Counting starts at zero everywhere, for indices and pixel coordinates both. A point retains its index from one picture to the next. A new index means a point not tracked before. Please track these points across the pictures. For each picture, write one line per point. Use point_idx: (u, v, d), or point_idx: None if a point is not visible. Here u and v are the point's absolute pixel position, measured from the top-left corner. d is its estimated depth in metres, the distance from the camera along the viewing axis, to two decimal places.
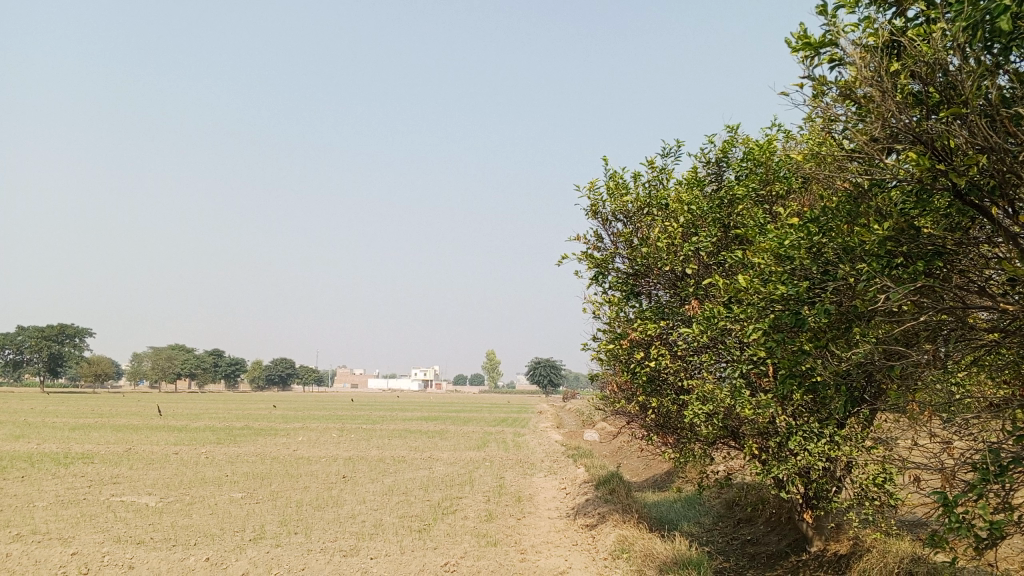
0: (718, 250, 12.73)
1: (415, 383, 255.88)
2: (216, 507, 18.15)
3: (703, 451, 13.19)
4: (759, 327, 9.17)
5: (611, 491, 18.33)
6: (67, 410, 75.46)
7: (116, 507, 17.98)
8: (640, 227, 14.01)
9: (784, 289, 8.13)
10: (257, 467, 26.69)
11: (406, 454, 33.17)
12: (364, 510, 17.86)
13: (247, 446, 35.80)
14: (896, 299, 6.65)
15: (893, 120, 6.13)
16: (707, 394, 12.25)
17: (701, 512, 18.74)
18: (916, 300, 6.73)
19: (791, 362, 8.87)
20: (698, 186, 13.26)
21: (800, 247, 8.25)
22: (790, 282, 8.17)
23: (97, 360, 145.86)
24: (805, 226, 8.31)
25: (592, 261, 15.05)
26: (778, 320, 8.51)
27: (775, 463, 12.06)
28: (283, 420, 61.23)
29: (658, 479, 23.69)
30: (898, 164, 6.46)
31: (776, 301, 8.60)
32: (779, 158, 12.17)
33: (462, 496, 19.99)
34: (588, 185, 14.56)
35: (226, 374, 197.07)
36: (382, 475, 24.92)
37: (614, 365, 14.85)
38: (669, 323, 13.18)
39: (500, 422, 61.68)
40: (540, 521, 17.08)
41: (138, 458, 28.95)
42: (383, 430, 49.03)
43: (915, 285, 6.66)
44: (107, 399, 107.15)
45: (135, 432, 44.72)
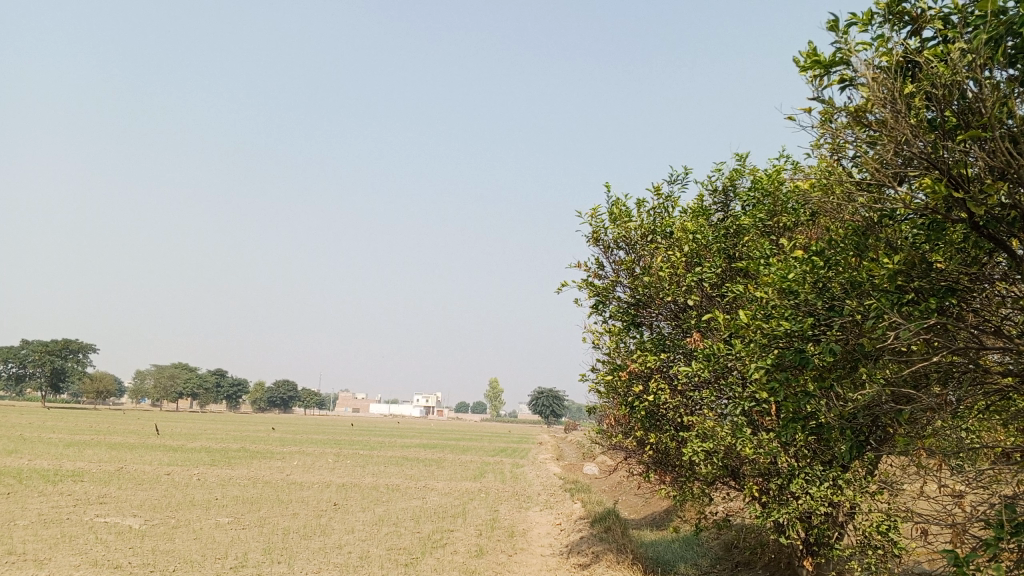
0: (721, 282, 12.39)
1: (417, 410, 254.52)
2: (200, 532, 17.71)
3: (701, 491, 12.74)
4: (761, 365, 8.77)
5: (606, 529, 17.82)
6: (66, 426, 75.07)
7: (99, 528, 17.56)
8: (642, 255, 13.67)
9: (786, 325, 7.74)
10: (247, 491, 26.22)
11: (401, 482, 32.65)
12: (351, 540, 17.39)
13: (240, 469, 35.29)
14: (908, 336, 6.26)
15: (908, 144, 5.86)
16: (706, 431, 11.84)
17: (698, 553, 18.21)
18: (928, 339, 6.36)
19: (793, 402, 8.45)
20: (704, 216, 12.95)
21: (805, 281, 7.90)
22: (794, 318, 7.78)
23: (99, 376, 145.48)
24: (811, 259, 7.95)
25: (592, 290, 14.71)
26: (781, 357, 8.10)
27: (776, 507, 11.62)
28: (280, 443, 60.70)
29: (656, 517, 23.16)
30: (910, 193, 6.18)
31: (778, 337, 8.20)
32: (787, 188, 11.93)
33: (453, 529, 19.49)
34: (590, 211, 14.26)
35: (228, 395, 196.51)
36: (374, 503, 24.42)
37: (612, 398, 14.46)
38: (670, 355, 12.82)
39: (500, 452, 61.05)
40: (531, 558, 16.59)
41: (128, 478, 28.50)
42: (380, 457, 48.47)
43: (927, 322, 6.30)
44: (107, 416, 106.68)
45: (130, 451, 44.25)
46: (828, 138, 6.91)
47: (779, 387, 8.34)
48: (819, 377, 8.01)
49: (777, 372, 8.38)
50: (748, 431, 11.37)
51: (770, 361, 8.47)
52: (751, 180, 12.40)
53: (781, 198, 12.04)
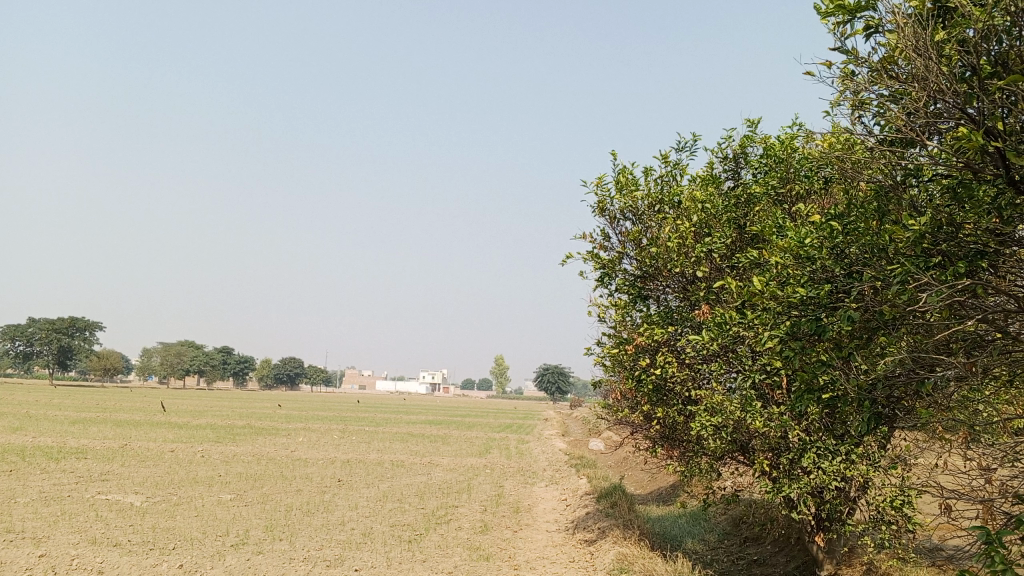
0: (731, 252, 12.07)
1: (422, 386, 255.21)
2: (202, 509, 17.51)
3: (710, 466, 12.44)
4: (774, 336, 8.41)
5: (613, 505, 17.58)
6: (72, 403, 75.09)
7: (100, 506, 17.37)
8: (650, 226, 13.29)
9: (803, 292, 7.39)
10: (251, 468, 26.06)
11: (406, 458, 32.50)
12: (355, 516, 17.18)
13: (245, 446, 35.16)
14: (938, 301, 5.91)
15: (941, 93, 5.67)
16: (715, 405, 11.53)
17: (706, 529, 18.00)
18: (958, 304, 6.01)
19: (809, 374, 8.09)
20: (713, 184, 12.54)
21: (821, 247, 7.53)
22: (812, 285, 7.43)
23: (106, 354, 145.95)
24: (829, 224, 7.59)
25: (598, 262, 14.35)
26: (797, 327, 7.74)
27: (787, 482, 11.31)
28: (285, 420, 60.66)
29: (662, 492, 22.98)
30: (941, 148, 5.98)
31: (794, 306, 7.85)
32: (800, 154, 11.56)
33: (458, 505, 19.28)
34: (595, 180, 13.85)
35: (235, 373, 197.09)
36: (378, 479, 24.25)
37: (619, 372, 14.15)
38: (677, 328, 12.49)
39: (505, 428, 61.01)
40: (537, 534, 16.37)
41: (132, 455, 28.36)
42: (385, 434, 48.37)
43: (957, 287, 5.94)
44: (113, 394, 106.93)
45: (135, 428, 44.17)
46: (849, 94, 6.69)
47: (793, 359, 7.98)
48: (837, 347, 7.67)
49: (792, 343, 8.03)
50: (759, 404, 11.08)
51: (784, 332, 8.11)
52: (762, 146, 12.02)
53: (794, 164, 11.68)
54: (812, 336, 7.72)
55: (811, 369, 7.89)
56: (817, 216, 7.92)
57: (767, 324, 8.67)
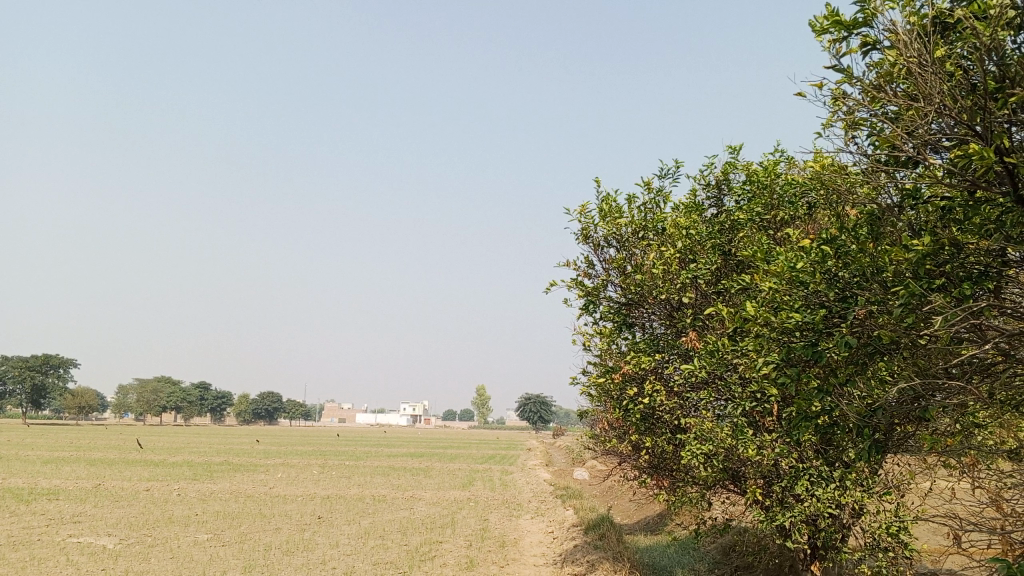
0: (717, 278, 11.88)
1: (403, 418, 252.95)
2: (178, 551, 16.94)
3: (701, 496, 12.15)
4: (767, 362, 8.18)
5: (601, 536, 17.20)
6: (46, 442, 73.53)
7: (70, 550, 16.75)
8: (634, 253, 13.09)
9: (798, 316, 7.18)
10: (229, 506, 25.43)
11: (388, 492, 31.92)
12: (336, 555, 16.67)
13: (223, 483, 34.39)
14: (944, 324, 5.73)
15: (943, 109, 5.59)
16: (705, 433, 11.28)
17: (696, 558, 17.66)
18: (964, 327, 5.84)
19: (806, 399, 7.86)
20: (697, 211, 12.36)
21: (815, 270, 7.35)
22: (806, 310, 7.23)
23: (81, 392, 143.57)
24: (821, 248, 7.41)
25: (582, 290, 14.12)
26: (793, 352, 7.53)
27: (780, 511, 11.06)
28: (265, 455, 59.64)
29: (650, 522, 22.63)
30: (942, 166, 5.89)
31: (789, 331, 7.64)
32: (785, 180, 11.42)
33: (442, 540, 18.81)
34: (578, 207, 13.66)
35: (213, 408, 194.54)
36: (360, 515, 23.70)
37: (606, 401, 13.87)
38: (664, 356, 12.26)
39: (488, 459, 60.39)
40: (524, 569, 15.96)
41: (105, 496, 27.59)
42: (367, 467, 47.61)
43: (965, 309, 5.78)
44: (87, 431, 104.88)
45: (110, 466, 43.17)
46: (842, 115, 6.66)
47: (789, 385, 7.74)
48: (833, 372, 7.46)
49: (787, 368, 7.79)
50: (750, 432, 10.85)
51: (778, 357, 7.89)
52: (746, 173, 11.86)
53: (778, 190, 11.54)
54: (808, 361, 7.50)
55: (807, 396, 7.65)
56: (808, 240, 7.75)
57: (760, 350, 8.45)
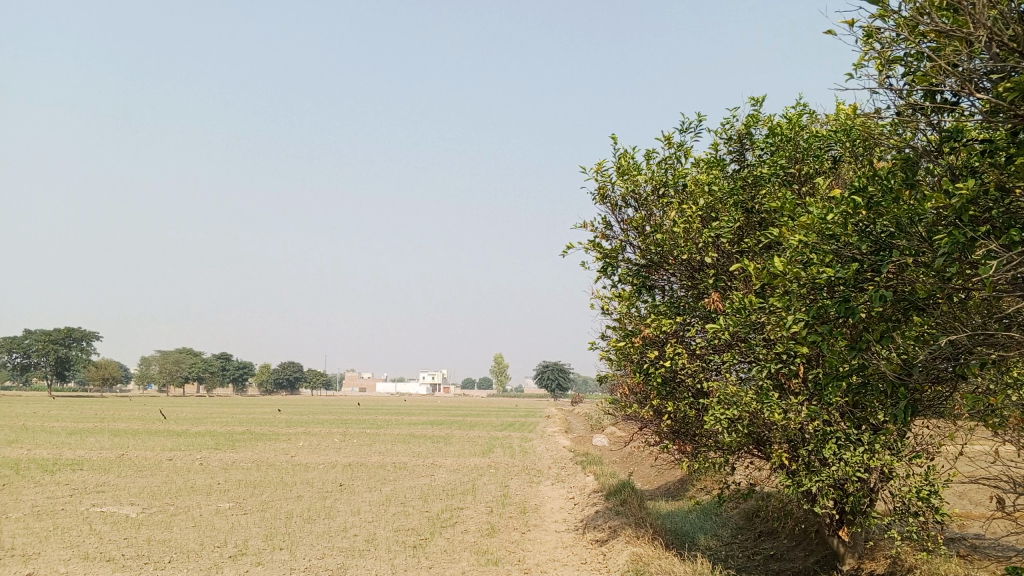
0: (741, 237, 11.58)
1: (423, 387, 254.62)
2: (200, 519, 17.00)
3: (724, 461, 11.94)
4: (795, 322, 7.90)
5: (622, 502, 17.08)
6: (70, 415, 74.36)
7: (93, 519, 16.84)
8: (654, 212, 12.78)
9: (830, 272, 6.89)
10: (250, 475, 25.53)
11: (408, 460, 31.98)
12: (357, 522, 16.67)
13: (245, 452, 34.59)
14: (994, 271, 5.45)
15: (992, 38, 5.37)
16: (730, 397, 11.04)
17: (717, 524, 17.54)
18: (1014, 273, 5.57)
19: (837, 360, 7.59)
20: (718, 167, 12.00)
21: (846, 223, 7.06)
22: (838, 265, 6.93)
23: (104, 364, 145.24)
24: (852, 200, 7.11)
25: (600, 252, 13.83)
26: (824, 310, 7.25)
27: (806, 475, 10.84)
28: (286, 425, 60.09)
29: (671, 487, 22.56)
30: (989, 100, 5.67)
31: (819, 288, 7.35)
32: (810, 132, 11.05)
33: (463, 507, 18.78)
34: (596, 166, 13.32)
35: (235, 380, 196.51)
36: (381, 483, 23.74)
37: (626, 366, 13.63)
38: (686, 318, 11.99)
39: (507, 427, 60.60)
40: (546, 535, 15.88)
41: (128, 466, 27.76)
42: (387, 436, 47.82)
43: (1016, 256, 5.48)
44: (111, 403, 106.19)
45: (134, 437, 43.53)
46: (876, 55, 6.43)
47: (819, 345, 7.46)
48: (865, 329, 7.20)
49: (817, 327, 7.51)
50: (776, 395, 10.61)
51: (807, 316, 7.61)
52: (769, 126, 11.47)
53: (803, 143, 11.16)
54: (839, 320, 7.22)
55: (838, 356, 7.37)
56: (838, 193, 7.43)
57: (787, 308, 8.15)
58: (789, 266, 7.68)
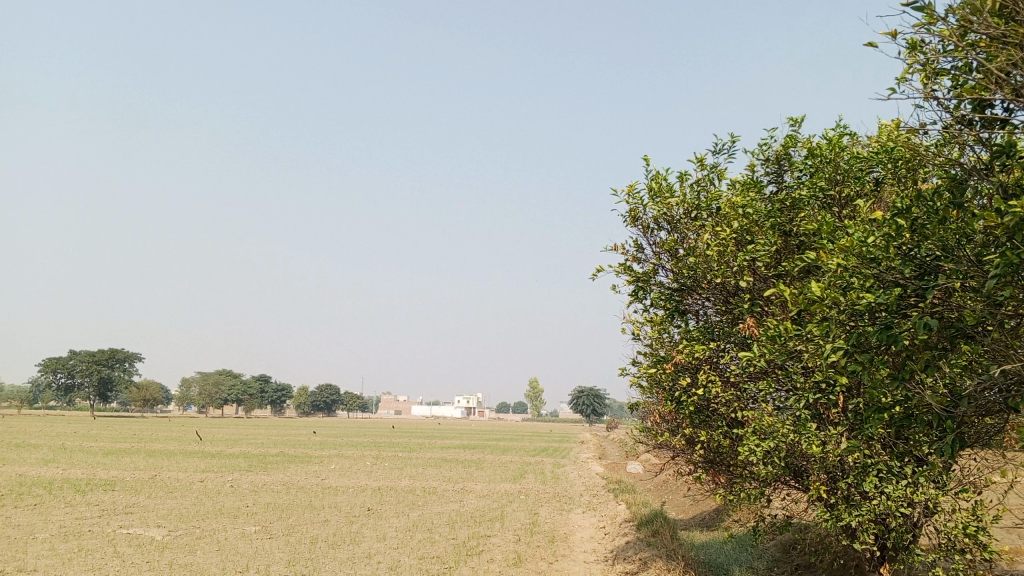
0: (777, 260, 11.19)
1: (458, 411, 254.31)
2: (224, 543, 16.83)
3: (760, 493, 11.49)
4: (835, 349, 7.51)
5: (654, 533, 16.58)
6: (109, 434, 75.30)
7: (119, 541, 16.75)
8: (687, 235, 12.41)
9: (870, 296, 6.50)
10: (279, 498, 25.39)
11: (438, 484, 31.68)
12: (382, 549, 16.37)
13: (276, 475, 34.56)
14: None
15: None
16: (766, 426, 10.61)
17: (753, 556, 16.96)
18: None
19: (879, 390, 7.18)
20: (754, 188, 11.64)
21: (888, 245, 6.69)
22: (878, 291, 6.55)
23: (145, 384, 147.27)
24: (895, 222, 6.71)
25: (631, 276, 13.50)
26: (864, 337, 6.85)
27: (846, 509, 10.38)
28: (319, 447, 60.15)
29: (705, 517, 21.97)
30: None
31: (859, 314, 6.96)
32: (851, 153, 10.69)
33: (491, 535, 18.40)
34: (627, 187, 13.01)
35: (272, 401, 198.06)
36: (409, 508, 23.44)
37: (657, 393, 13.23)
38: (720, 344, 11.59)
39: (540, 451, 60.03)
40: (573, 566, 15.44)
41: (159, 487, 27.81)
42: (419, 459, 47.53)
43: None
44: (150, 423, 107.44)
45: (168, 457, 43.76)
46: (922, 65, 6.10)
47: (859, 373, 7.06)
48: (908, 359, 6.79)
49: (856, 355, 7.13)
50: (814, 426, 10.18)
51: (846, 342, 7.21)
52: (808, 146, 11.14)
53: (844, 164, 10.81)
54: (881, 347, 6.81)
55: (879, 387, 6.97)
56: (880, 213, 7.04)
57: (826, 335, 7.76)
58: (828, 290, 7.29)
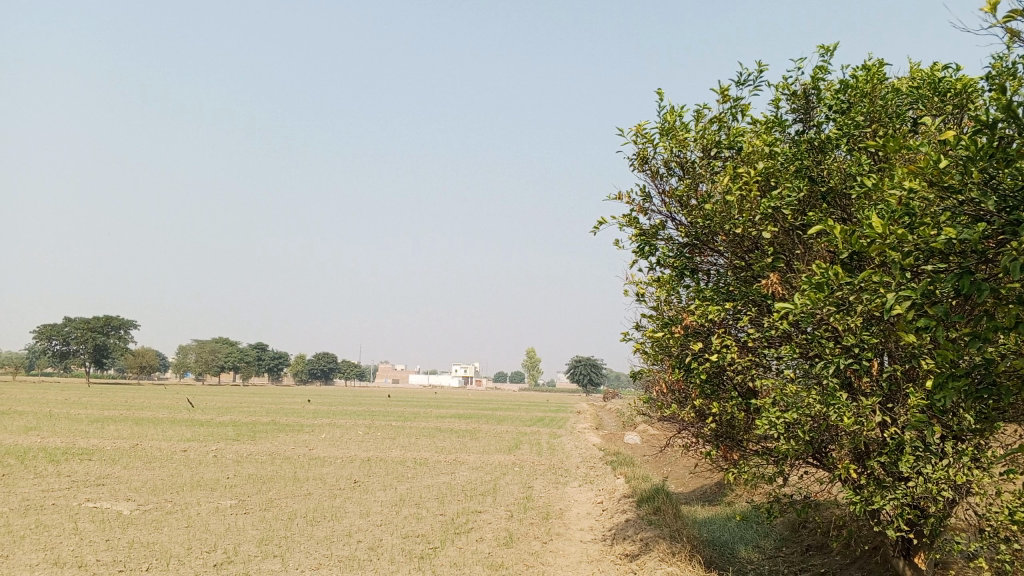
0: (802, 210, 9.91)
1: (455, 380, 254.08)
2: (195, 519, 15.67)
3: (777, 471, 10.36)
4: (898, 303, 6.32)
5: (656, 511, 15.43)
6: (100, 401, 74.13)
7: (81, 517, 15.57)
8: (700, 181, 11.06)
9: (951, 233, 5.26)
10: (262, 469, 24.25)
11: (429, 455, 30.57)
12: (364, 526, 15.22)
13: (263, 444, 33.39)
14: None
15: None
16: (790, 397, 9.42)
17: (759, 533, 15.84)
18: None
19: (951, 350, 6.05)
20: (779, 127, 10.31)
21: (974, 170, 5.40)
22: (959, 226, 5.41)
23: (139, 351, 146.19)
24: (979, 141, 5.42)
25: (638, 229, 12.23)
26: (935, 285, 5.73)
27: (877, 491, 9.30)
28: (312, 415, 59.06)
29: (707, 492, 20.97)
30: None
31: (928, 256, 5.82)
32: (890, 88, 9.38)
33: (481, 511, 17.28)
34: (636, 126, 11.67)
35: (269, 369, 197.59)
36: (396, 481, 22.32)
37: (662, 360, 12.03)
38: (736, 305, 10.34)
39: (537, 421, 59.25)
40: (569, 546, 14.30)
41: (139, 457, 26.66)
42: (413, 429, 46.52)
43: None
44: (143, 390, 106.51)
45: (156, 425, 42.59)
46: None
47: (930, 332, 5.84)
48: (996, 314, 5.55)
49: (922, 307, 6.04)
50: (845, 397, 8.98)
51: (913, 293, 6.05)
52: (840, 80, 9.81)
53: (880, 101, 9.48)
54: (957, 297, 5.68)
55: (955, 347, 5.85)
56: (954, 136, 5.86)
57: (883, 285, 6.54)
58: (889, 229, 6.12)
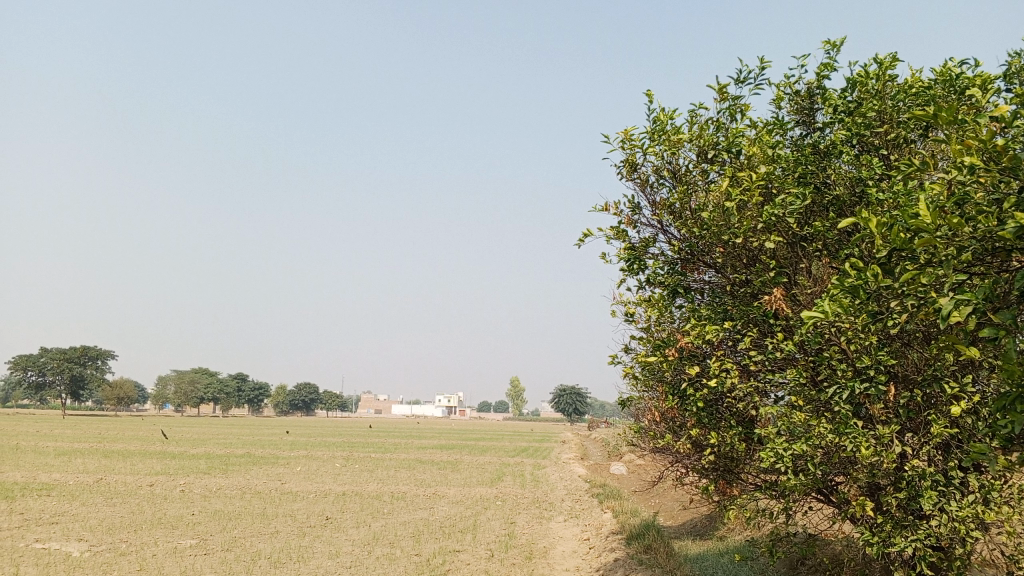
0: (804, 220, 9.22)
1: (438, 411, 252.12)
2: (149, 561, 14.47)
3: (782, 508, 9.43)
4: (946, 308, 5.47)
5: (648, 550, 14.41)
6: (72, 433, 72.19)
7: (24, 560, 14.33)
8: (694, 188, 10.23)
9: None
10: (230, 505, 23.02)
11: (409, 489, 29.34)
12: (332, 569, 14.10)
13: (236, 478, 32.04)
14: None
15: None
16: (797, 425, 8.53)
17: (756, 571, 14.85)
18: None
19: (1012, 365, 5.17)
20: (780, 130, 9.61)
21: None
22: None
23: (117, 383, 143.65)
24: None
25: (627, 244, 11.35)
26: (999, 283, 4.88)
27: (895, 531, 8.39)
28: (290, 447, 57.69)
29: (698, 526, 19.99)
30: None
31: (989, 248, 5.00)
32: (900, 87, 8.83)
33: (459, 550, 16.17)
34: (624, 131, 10.85)
35: (251, 400, 195.08)
36: (372, 517, 21.15)
37: (654, 386, 11.12)
38: (735, 324, 9.47)
39: (520, 452, 58.22)
40: None
41: (101, 493, 25.31)
42: (394, 461, 45.27)
43: None
44: (117, 423, 104.19)
45: (125, 459, 41.09)
46: None
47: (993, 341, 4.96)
48: None
49: (979, 315, 5.16)
50: (860, 425, 8.12)
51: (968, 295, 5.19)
52: (847, 79, 9.20)
53: (889, 100, 8.88)
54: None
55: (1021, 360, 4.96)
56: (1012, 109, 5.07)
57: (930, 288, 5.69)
58: (934, 223, 5.30)
